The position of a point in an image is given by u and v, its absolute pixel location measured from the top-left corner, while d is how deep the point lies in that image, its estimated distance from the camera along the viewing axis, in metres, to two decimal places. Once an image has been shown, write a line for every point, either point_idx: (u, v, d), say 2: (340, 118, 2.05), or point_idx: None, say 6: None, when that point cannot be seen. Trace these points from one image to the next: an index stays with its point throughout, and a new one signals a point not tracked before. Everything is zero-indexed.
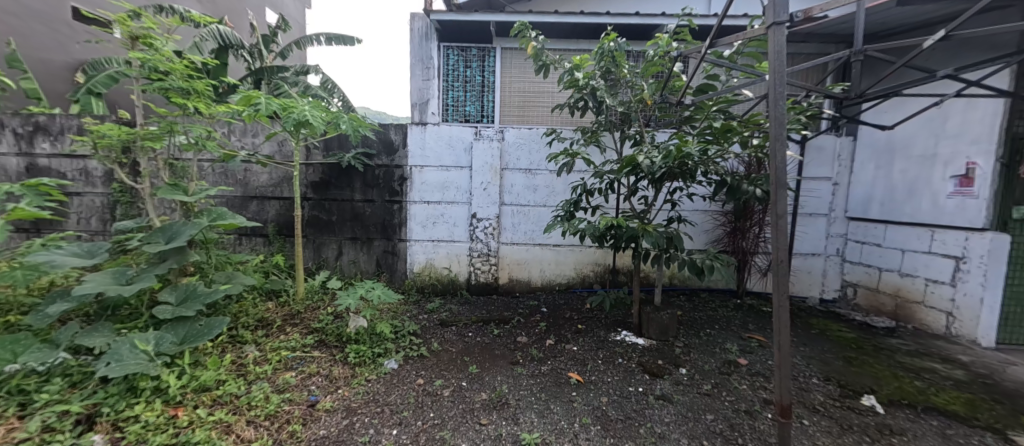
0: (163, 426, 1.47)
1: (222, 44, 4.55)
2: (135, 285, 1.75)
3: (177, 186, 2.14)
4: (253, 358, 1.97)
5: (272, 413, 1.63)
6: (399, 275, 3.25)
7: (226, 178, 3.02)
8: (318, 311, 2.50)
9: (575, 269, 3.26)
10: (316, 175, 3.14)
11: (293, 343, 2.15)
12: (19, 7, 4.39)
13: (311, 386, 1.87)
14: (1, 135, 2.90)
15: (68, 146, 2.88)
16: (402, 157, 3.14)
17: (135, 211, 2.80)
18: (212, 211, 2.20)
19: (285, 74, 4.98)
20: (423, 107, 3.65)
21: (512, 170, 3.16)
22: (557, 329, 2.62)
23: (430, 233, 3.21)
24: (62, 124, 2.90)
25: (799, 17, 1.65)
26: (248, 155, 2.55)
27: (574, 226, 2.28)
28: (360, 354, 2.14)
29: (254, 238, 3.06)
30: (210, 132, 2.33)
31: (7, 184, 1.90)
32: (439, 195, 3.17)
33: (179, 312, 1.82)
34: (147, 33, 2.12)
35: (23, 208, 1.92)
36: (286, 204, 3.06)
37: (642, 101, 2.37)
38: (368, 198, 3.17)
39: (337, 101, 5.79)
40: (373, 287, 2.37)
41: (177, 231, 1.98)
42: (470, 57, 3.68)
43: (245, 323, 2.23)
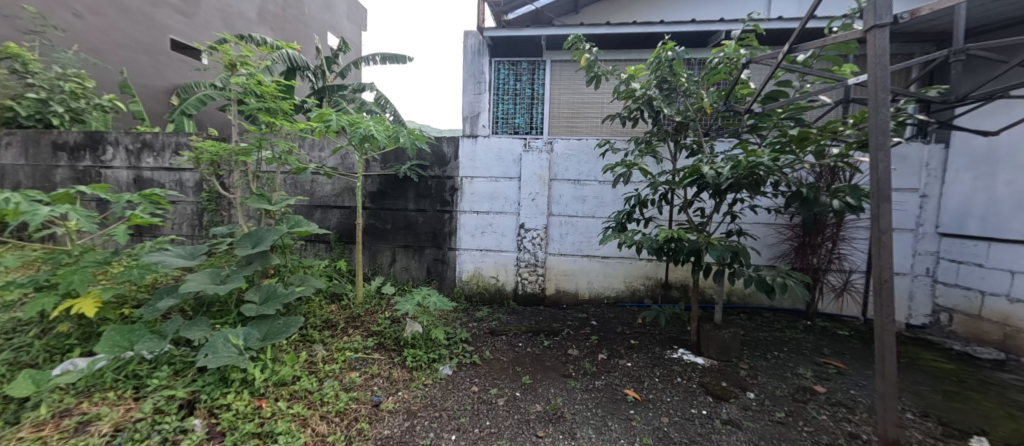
0: (250, 416, 1.60)
1: (291, 67, 5.09)
2: (228, 285, 1.94)
3: (263, 195, 2.35)
4: (323, 357, 2.10)
5: (341, 410, 1.73)
6: (449, 282, 3.33)
7: (297, 188, 3.29)
8: (377, 315, 2.63)
9: (625, 282, 3.18)
10: (374, 186, 3.32)
11: (356, 344, 2.28)
12: (127, 41, 5.25)
13: (374, 386, 1.96)
14: (117, 152, 3.37)
15: (169, 160, 3.29)
16: (454, 168, 3.25)
17: (220, 218, 3.12)
18: (290, 219, 2.40)
19: (343, 92, 5.44)
20: (474, 120, 3.67)
21: (560, 181, 3.16)
22: (610, 343, 2.56)
23: (478, 242, 3.28)
24: (164, 141, 3.31)
25: (905, 18, 1.43)
26: (318, 168, 2.76)
27: (630, 237, 2.23)
28: (417, 359, 2.22)
29: (319, 244, 3.29)
30: (291, 147, 2.55)
31: (127, 194, 2.19)
32: (488, 205, 3.24)
33: (262, 310, 1.98)
34: (245, 61, 2.42)
35: (139, 215, 2.21)
36: (347, 213, 3.26)
37: (701, 110, 2.30)
38: (420, 207, 3.30)
39: (389, 115, 6.17)
40: (429, 294, 2.47)
41: (262, 236, 2.17)
42: (520, 70, 3.76)
43: (313, 324, 2.39)
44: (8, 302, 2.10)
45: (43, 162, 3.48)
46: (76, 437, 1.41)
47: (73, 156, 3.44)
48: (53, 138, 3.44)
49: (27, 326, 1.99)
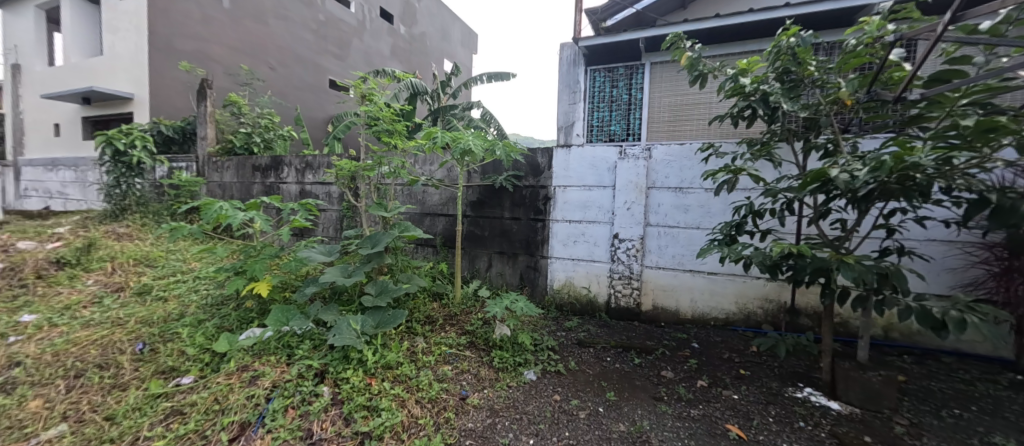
0: (363, 390, 1.89)
1: (413, 93, 5.90)
2: (353, 278, 2.33)
3: (381, 204, 2.76)
4: (422, 348, 2.35)
5: (433, 398, 1.91)
6: (540, 289, 3.39)
7: (411, 198, 3.77)
8: (471, 315, 2.84)
9: (737, 303, 2.79)
10: (474, 195, 3.60)
11: (451, 339, 2.49)
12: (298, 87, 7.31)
13: (463, 381, 2.12)
14: (289, 170, 4.36)
15: (322, 176, 4.12)
16: (547, 178, 3.32)
17: (354, 223, 3.77)
18: (401, 224, 2.76)
19: (454, 111, 6.05)
20: (569, 129, 3.75)
21: (659, 189, 2.96)
22: (713, 370, 2.27)
23: (570, 251, 3.27)
24: (320, 161, 4.17)
25: None
26: (427, 180, 3.13)
27: (736, 251, 1.96)
28: (504, 360, 2.32)
29: (427, 248, 3.70)
30: (404, 163, 2.94)
31: (291, 203, 2.83)
32: (581, 214, 3.22)
33: (377, 302, 2.33)
34: (371, 92, 2.89)
35: (298, 220, 2.82)
36: (451, 220, 3.60)
37: (837, 102, 1.92)
38: (515, 215, 3.45)
39: (493, 130, 6.64)
40: (517, 299, 2.56)
41: (378, 239, 2.54)
42: (616, 76, 3.64)
43: (417, 318, 2.69)
44: (221, 282, 2.89)
45: (245, 180, 4.69)
46: (250, 386, 1.87)
47: (263, 175, 4.56)
48: (252, 162, 4.63)
49: (229, 301, 2.71)
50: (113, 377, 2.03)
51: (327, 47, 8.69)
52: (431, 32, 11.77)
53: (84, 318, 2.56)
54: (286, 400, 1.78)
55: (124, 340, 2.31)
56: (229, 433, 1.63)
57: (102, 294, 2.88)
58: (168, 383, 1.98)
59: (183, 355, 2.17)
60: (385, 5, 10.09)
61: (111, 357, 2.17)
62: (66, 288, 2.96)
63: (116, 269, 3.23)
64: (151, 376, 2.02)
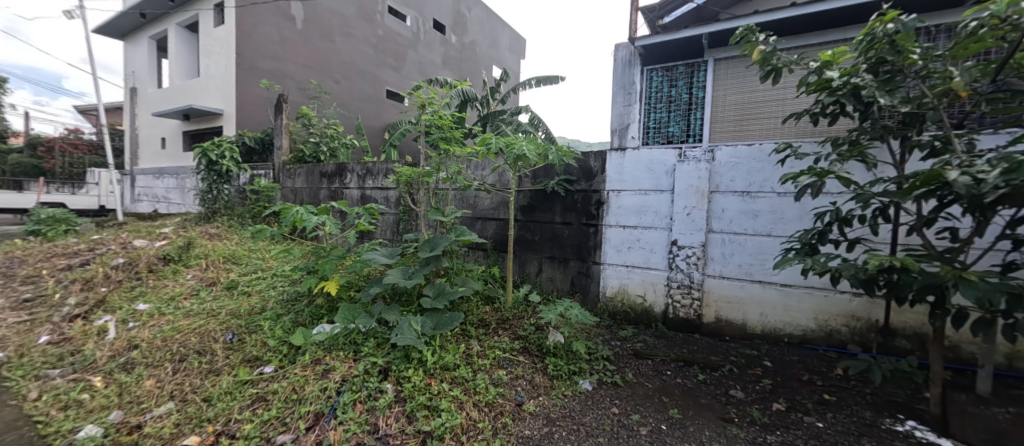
0: (423, 390, 1.95)
1: (464, 100, 6.09)
2: (413, 280, 2.42)
3: (438, 209, 2.85)
4: (477, 351, 2.38)
5: (490, 402, 1.93)
6: (592, 296, 3.30)
7: (464, 203, 3.86)
8: (524, 320, 2.83)
9: (816, 320, 2.53)
10: (525, 199, 3.60)
11: (504, 344, 2.50)
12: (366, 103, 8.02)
13: (518, 387, 2.12)
14: (352, 176, 4.67)
15: (381, 182, 4.36)
16: (600, 182, 3.24)
17: (411, 226, 3.94)
18: (457, 229, 2.83)
19: (503, 116, 6.17)
20: (624, 131, 3.64)
21: (724, 193, 2.77)
22: (791, 393, 2.06)
23: (624, 257, 3.15)
24: (380, 167, 4.41)
25: None
26: (480, 185, 3.18)
27: (821, 263, 1.77)
28: (558, 368, 2.28)
29: (478, 252, 3.76)
30: (461, 169, 3.01)
31: (356, 208, 3.01)
32: (636, 219, 3.09)
33: (435, 304, 2.39)
34: (430, 100, 3.00)
35: (362, 223, 3.00)
36: (502, 224, 3.64)
37: (949, 94, 1.67)
38: (566, 220, 3.40)
39: (541, 133, 6.65)
40: (571, 306, 2.52)
41: (436, 242, 2.61)
42: (675, 75, 3.46)
43: (471, 321, 2.73)
44: (295, 280, 3.15)
45: (314, 185, 5.08)
46: (323, 379, 2.00)
47: (329, 181, 4.91)
48: (320, 169, 5.01)
49: (302, 297, 2.94)
50: (209, 362, 2.28)
51: (384, 60, 9.23)
52: (480, 39, 12.06)
53: (185, 308, 2.92)
54: (354, 394, 1.89)
55: (217, 329, 2.59)
56: (305, 422, 1.75)
57: (199, 287, 3.26)
58: (253, 371, 2.19)
59: (265, 346, 2.39)
60: (437, 16, 10.51)
61: (208, 344, 2.44)
62: (172, 281, 3.39)
63: (210, 265, 3.65)
64: (240, 364, 2.25)
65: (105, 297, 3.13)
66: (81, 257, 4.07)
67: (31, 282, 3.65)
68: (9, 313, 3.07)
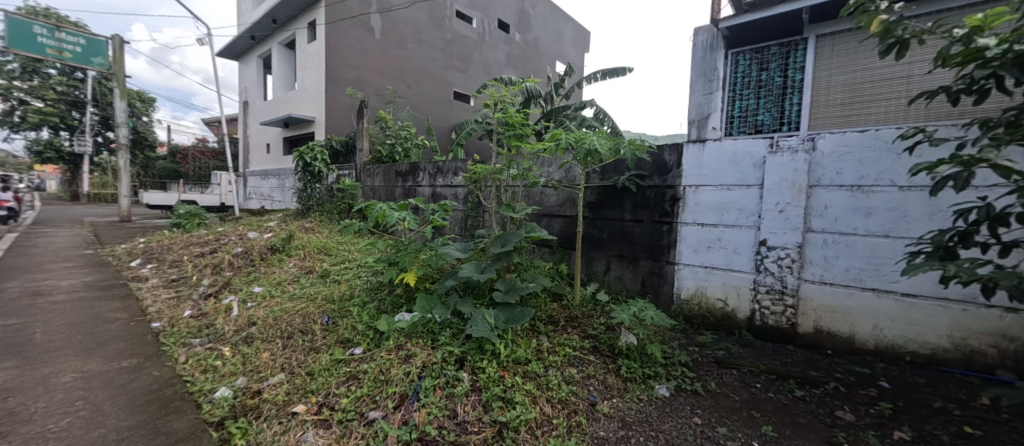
0: (497, 381, 2.00)
1: (529, 97, 6.31)
2: (485, 275, 2.49)
3: (509, 205, 2.89)
4: (547, 348, 2.38)
5: (563, 400, 1.92)
6: (665, 298, 3.12)
7: (531, 199, 3.89)
8: (593, 319, 2.78)
9: (949, 338, 2.12)
10: (593, 196, 3.51)
11: (574, 342, 2.48)
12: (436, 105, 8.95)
13: (590, 386, 2.08)
14: (424, 174, 4.95)
15: (452, 179, 4.56)
16: (676, 177, 3.04)
17: (479, 222, 4.07)
18: (527, 225, 2.85)
19: (567, 112, 6.26)
20: (702, 122, 3.05)
21: (827, 187, 2.44)
22: (918, 422, 1.75)
23: (702, 258, 2.93)
24: (450, 165, 4.62)
25: None
26: (549, 181, 3.17)
27: (968, 270, 1.46)
28: (632, 370, 2.20)
29: (544, 248, 3.76)
30: (532, 166, 3.01)
31: (431, 205, 3.18)
32: (717, 217, 2.85)
33: (507, 298, 2.44)
34: (501, 98, 3.04)
35: (436, 219, 3.15)
36: (569, 221, 3.59)
37: None
38: (637, 217, 3.25)
39: (607, 128, 6.47)
40: (646, 307, 2.41)
41: (507, 238, 2.65)
42: (767, 57, 2.91)
43: (540, 317, 2.75)
44: (377, 271, 3.43)
45: (390, 184, 5.48)
46: (406, 363, 2.16)
47: (403, 179, 5.26)
48: (396, 168, 5.38)
49: (384, 286, 3.20)
50: (310, 341, 2.58)
51: (452, 62, 9.61)
52: (543, 35, 12.01)
53: (289, 292, 3.33)
54: (434, 380, 2.00)
55: (316, 312, 2.93)
56: (392, 401, 1.90)
57: (299, 274, 3.70)
58: (346, 351, 2.43)
59: (355, 330, 2.64)
60: (501, 16, 10.67)
61: (309, 325, 2.76)
62: (278, 268, 3.90)
63: (307, 255, 4.13)
64: (335, 344, 2.51)
65: (230, 280, 3.70)
66: (210, 246, 4.86)
67: (177, 265, 4.44)
68: (163, 290, 3.76)
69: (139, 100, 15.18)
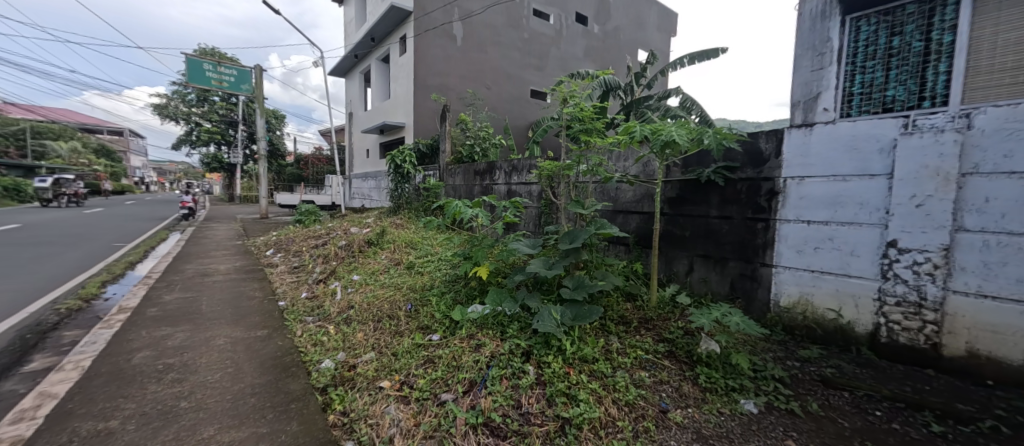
0: (562, 377, 2.00)
1: (607, 90, 6.24)
2: (553, 271, 2.48)
3: (578, 201, 2.84)
4: (617, 349, 2.29)
5: (631, 403, 1.84)
6: (760, 304, 2.74)
7: (605, 196, 3.77)
8: (670, 323, 2.60)
9: None
10: (673, 191, 3.23)
11: (647, 344, 2.34)
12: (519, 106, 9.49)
13: (662, 392, 1.96)
14: (500, 173, 5.13)
15: (525, 177, 4.65)
16: (774, 168, 2.63)
17: (551, 219, 4.07)
18: (597, 222, 2.77)
19: (649, 102, 6.06)
20: (810, 104, 2.64)
21: (989, 175, 1.86)
22: None
23: (808, 261, 2.48)
24: (524, 163, 4.71)
25: None
26: (622, 177, 3.04)
27: None
28: (712, 381, 2.01)
29: (619, 246, 3.60)
30: (603, 161, 2.92)
31: (503, 202, 3.28)
32: (828, 213, 2.39)
33: (574, 295, 2.40)
34: (572, 93, 3.00)
35: (508, 216, 3.24)
36: (646, 218, 3.39)
37: None
38: (725, 214, 2.89)
39: (695, 116, 6.19)
40: (731, 313, 2.18)
41: (576, 235, 2.61)
42: (902, 18, 2.34)
43: (611, 316, 2.65)
44: (454, 265, 3.67)
45: (469, 183, 5.80)
46: (476, 352, 2.28)
47: (481, 178, 5.52)
48: (474, 168, 5.67)
49: (460, 279, 3.41)
50: (396, 325, 2.88)
51: (529, 61, 9.75)
52: (624, 23, 11.46)
53: (381, 281, 3.75)
54: (501, 370, 2.08)
55: (401, 300, 3.25)
56: (463, 386, 2.02)
57: (389, 265, 4.15)
58: (425, 337, 2.66)
59: (433, 318, 2.87)
60: (579, 9, 10.46)
61: (395, 311, 3.08)
62: (373, 259, 4.41)
63: (396, 248, 4.59)
64: (416, 330, 2.76)
65: (336, 269, 4.30)
66: (322, 239, 5.71)
67: (298, 255, 5.32)
68: (288, 275, 4.54)
69: (274, 118, 18.41)
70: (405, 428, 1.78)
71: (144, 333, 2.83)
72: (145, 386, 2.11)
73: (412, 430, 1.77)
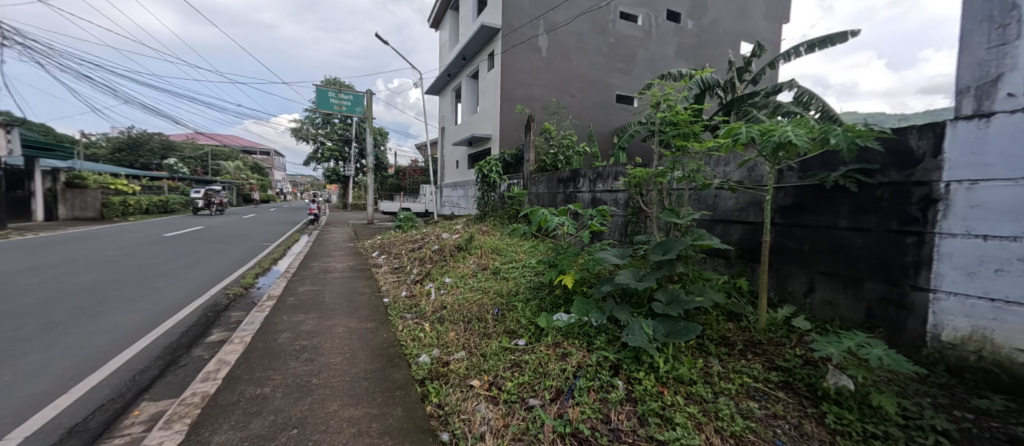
0: (655, 396, 1.89)
1: (704, 89, 5.88)
2: (644, 283, 2.36)
3: (673, 210, 2.66)
4: (718, 372, 2.09)
5: (738, 434, 1.66)
6: (911, 336, 2.16)
7: (701, 204, 3.47)
8: (784, 348, 2.27)
9: None
10: (787, 199, 2.82)
11: (755, 371, 2.09)
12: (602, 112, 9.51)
13: (778, 428, 1.71)
14: (584, 180, 5.07)
15: (611, 185, 4.52)
16: (930, 170, 2.08)
17: (638, 228, 3.89)
18: (694, 232, 2.57)
19: (754, 99, 5.56)
20: (985, 91, 1.92)
21: None
22: None
23: (983, 286, 1.85)
24: (610, 171, 4.59)
25: None
26: (722, 183, 2.77)
27: None
28: (843, 421, 1.71)
29: (717, 259, 3.28)
30: (701, 166, 2.69)
31: (590, 211, 3.23)
32: (1011, 225, 1.75)
33: (668, 311, 2.24)
34: (666, 97, 2.84)
35: (594, 225, 3.18)
36: (751, 228, 3.02)
37: None
38: (858, 225, 2.39)
39: (813, 111, 5.50)
40: (870, 344, 1.83)
41: (671, 246, 2.43)
42: None
43: (710, 336, 2.43)
44: (538, 272, 3.73)
45: (552, 191, 5.84)
46: (562, 361, 2.28)
47: (564, 186, 5.53)
48: (558, 176, 5.71)
49: (544, 286, 3.45)
50: (484, 327, 3.03)
51: (615, 66, 9.53)
52: (724, 15, 10.50)
53: (469, 285, 3.98)
54: (588, 381, 2.05)
55: (489, 304, 3.40)
56: (550, 394, 2.04)
57: (477, 270, 4.38)
58: (511, 341, 2.74)
59: (519, 323, 2.95)
60: (670, 6, 9.89)
61: (483, 314, 3.23)
62: (462, 263, 4.70)
63: (483, 254, 4.84)
64: (503, 333, 2.87)
65: (430, 271, 4.70)
66: (418, 243, 6.28)
67: (398, 257, 5.94)
68: (390, 275, 5.09)
69: (379, 135, 20.90)
70: (494, 427, 1.85)
71: (285, 318, 3.43)
72: (287, 362, 2.56)
73: (501, 430, 1.83)
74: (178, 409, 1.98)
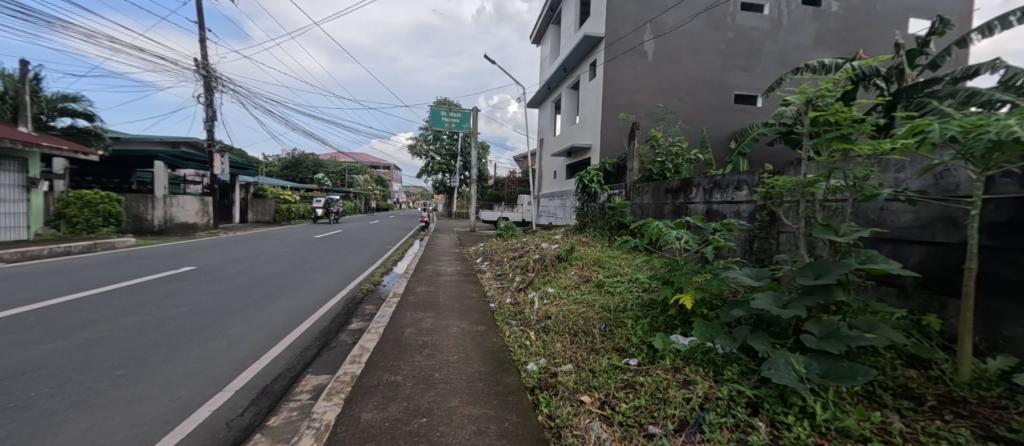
0: None
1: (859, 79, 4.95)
2: (792, 311, 2.00)
3: (829, 226, 2.24)
4: (902, 431, 1.65)
5: None
6: None
7: (861, 219, 2.87)
8: (1009, 412, 1.69)
9: None
10: (1003, 215, 2.07)
11: (961, 437, 1.57)
12: (716, 114, 8.66)
13: None
14: (698, 190, 4.64)
15: (732, 196, 4.04)
16: None
17: (768, 245, 3.40)
18: (860, 253, 2.13)
19: (934, 87, 4.50)
20: None
21: None
22: None
23: None
24: (729, 180, 4.11)
25: None
26: (895, 193, 2.25)
27: None
28: None
29: (885, 288, 2.67)
30: (870, 173, 2.21)
31: (713, 224, 2.92)
32: None
33: (825, 346, 1.87)
34: (821, 92, 2.32)
35: (719, 241, 2.85)
36: (939, 251, 2.36)
37: None
38: None
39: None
40: None
41: (826, 268, 2.04)
42: None
43: (884, 384, 1.99)
44: (648, 289, 3.51)
45: (659, 202, 5.48)
46: (685, 388, 2.08)
47: (673, 197, 5.14)
48: (666, 185, 5.33)
49: (656, 304, 3.23)
50: (591, 342, 2.96)
51: (733, 63, 8.60)
52: None
53: (573, 296, 3.94)
54: (720, 417, 1.83)
55: (595, 318, 3.31)
56: (673, 423, 1.86)
57: (579, 281, 4.33)
58: (622, 359, 2.61)
59: (629, 341, 2.81)
60: None
61: (590, 328, 3.16)
62: (564, 274, 4.68)
63: (585, 266, 4.76)
64: (612, 350, 2.75)
65: (533, 279, 4.80)
66: (519, 252, 6.49)
67: (500, 264, 6.22)
68: (494, 281, 5.35)
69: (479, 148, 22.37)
70: None
71: (408, 315, 3.85)
72: (413, 355, 2.86)
73: None
74: (335, 384, 2.36)
